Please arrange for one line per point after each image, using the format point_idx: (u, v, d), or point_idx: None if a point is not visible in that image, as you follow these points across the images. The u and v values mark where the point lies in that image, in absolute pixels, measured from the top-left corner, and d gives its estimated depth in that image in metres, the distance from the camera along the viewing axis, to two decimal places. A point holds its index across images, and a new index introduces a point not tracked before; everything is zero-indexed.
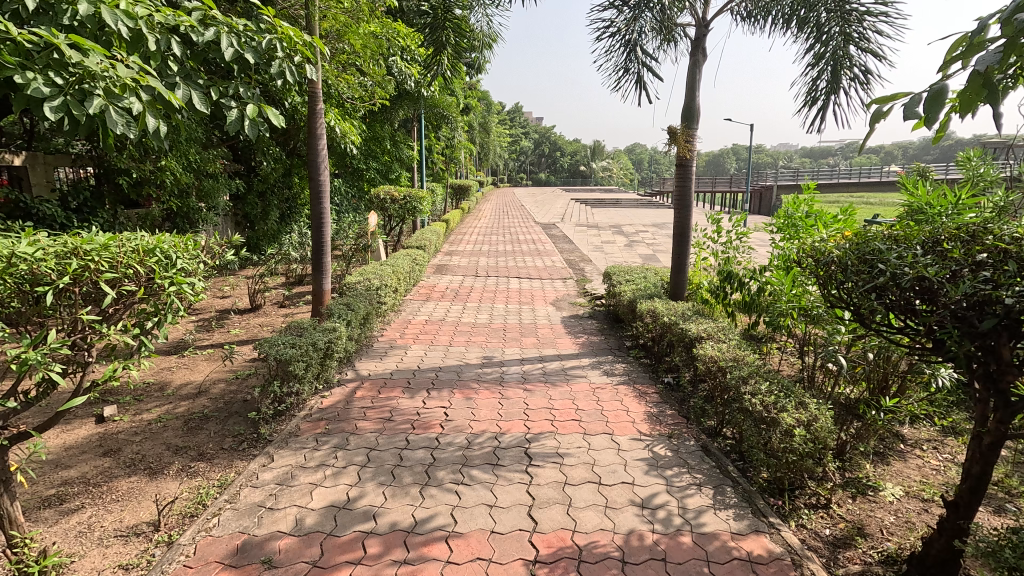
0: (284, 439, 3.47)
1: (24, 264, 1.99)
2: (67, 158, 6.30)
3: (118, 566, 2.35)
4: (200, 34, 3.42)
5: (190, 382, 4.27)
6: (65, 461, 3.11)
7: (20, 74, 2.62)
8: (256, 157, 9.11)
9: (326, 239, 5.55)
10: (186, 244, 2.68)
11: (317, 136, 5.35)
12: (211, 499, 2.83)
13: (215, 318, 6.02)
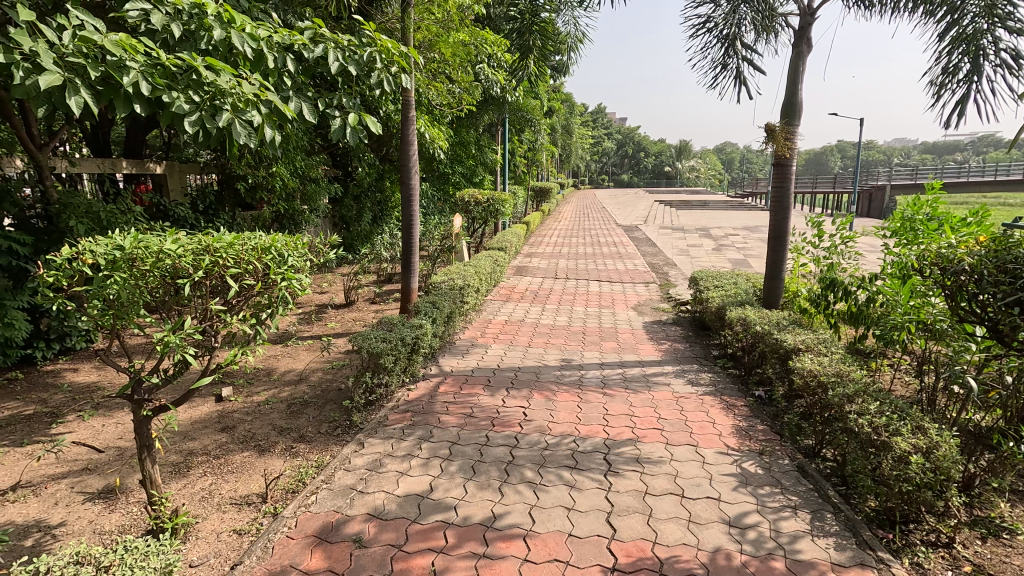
0: (374, 428, 3.69)
1: (169, 259, 2.30)
2: (197, 166, 6.92)
3: (232, 531, 2.63)
4: (311, 51, 3.74)
5: (293, 370, 4.67)
6: (191, 433, 3.52)
7: (167, 94, 2.99)
8: (353, 163, 9.76)
9: (415, 240, 5.82)
10: (296, 243, 2.87)
11: (410, 142, 5.63)
12: (310, 478, 3.07)
13: (315, 312, 6.54)
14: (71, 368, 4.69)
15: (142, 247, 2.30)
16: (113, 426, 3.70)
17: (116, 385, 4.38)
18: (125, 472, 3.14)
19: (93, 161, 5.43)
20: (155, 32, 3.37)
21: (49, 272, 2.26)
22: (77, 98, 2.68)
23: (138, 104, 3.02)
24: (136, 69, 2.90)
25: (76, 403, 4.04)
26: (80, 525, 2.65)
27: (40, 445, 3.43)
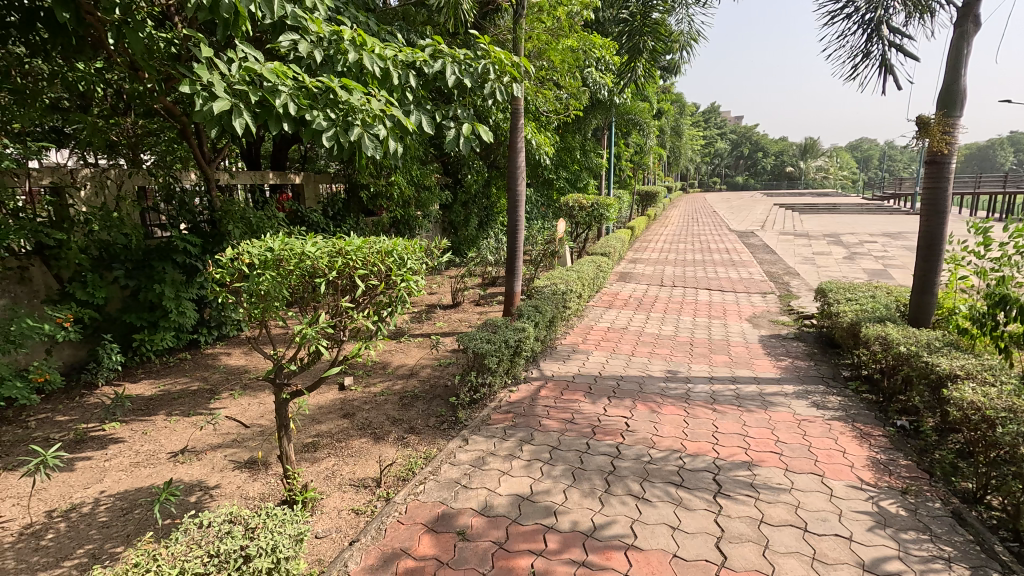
0: (477, 426, 3.82)
1: (308, 260, 2.59)
2: (328, 177, 7.70)
3: (351, 509, 2.87)
4: (431, 67, 4.01)
5: (404, 365, 5.00)
6: (318, 417, 3.91)
7: (309, 113, 3.37)
8: (462, 170, 10.24)
9: (520, 245, 5.96)
10: (415, 247, 3.04)
11: (518, 148, 5.76)
12: (418, 468, 3.26)
13: (425, 312, 6.95)
14: (226, 352, 5.44)
15: (288, 251, 2.63)
16: (257, 405, 4.23)
17: (259, 370, 5.01)
18: (265, 446, 3.58)
19: (248, 174, 6.27)
20: (300, 58, 3.80)
21: (217, 270, 2.65)
22: (241, 120, 3.10)
23: (286, 124, 3.43)
24: (286, 92, 3.29)
25: (228, 382, 4.68)
26: (231, 489, 3.06)
27: (202, 416, 4.02)
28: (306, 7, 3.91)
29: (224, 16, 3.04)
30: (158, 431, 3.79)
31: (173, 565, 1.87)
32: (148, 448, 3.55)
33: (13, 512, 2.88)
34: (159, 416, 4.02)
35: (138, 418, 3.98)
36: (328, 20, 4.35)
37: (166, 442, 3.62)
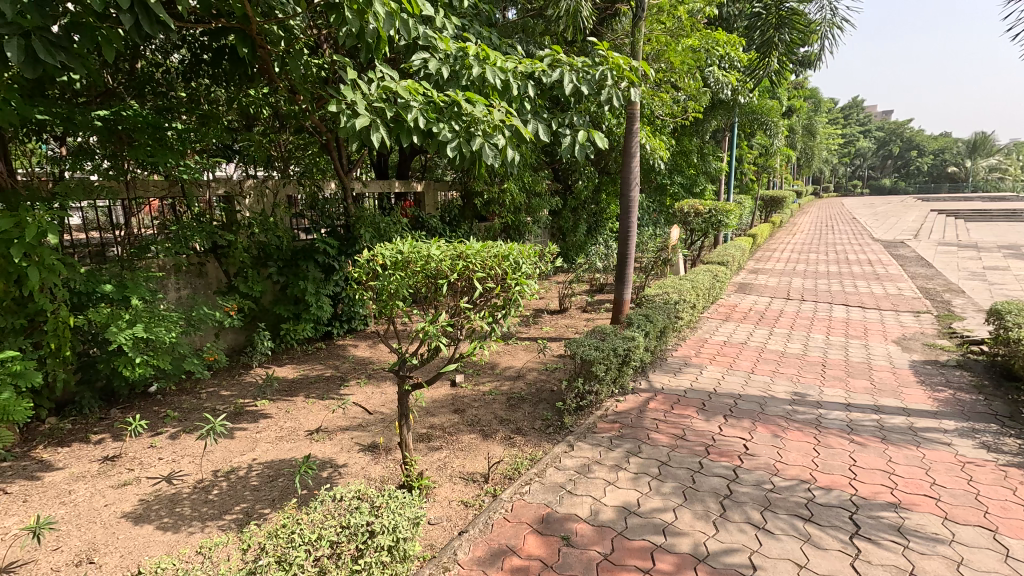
0: (583, 433, 3.80)
1: (433, 262, 2.80)
2: (446, 184, 8.18)
3: (461, 501, 3.00)
4: (549, 76, 4.11)
5: (512, 367, 5.13)
6: (432, 410, 4.16)
7: (436, 125, 3.61)
8: (573, 177, 10.27)
9: (631, 252, 5.83)
10: (529, 251, 3.14)
11: (632, 153, 5.64)
12: (524, 468, 3.32)
13: (533, 316, 7.07)
14: (354, 344, 6.00)
15: (415, 254, 2.85)
16: (379, 395, 4.61)
17: (381, 362, 5.45)
18: (385, 433, 3.88)
19: (378, 183, 6.88)
20: (429, 75, 4.10)
21: (355, 269, 2.97)
22: (378, 134, 3.42)
23: (415, 136, 3.71)
24: (416, 107, 3.56)
25: (356, 372, 5.16)
26: (356, 469, 3.37)
27: (333, 401, 4.48)
28: (436, 28, 4.21)
29: (368, 41, 3.38)
30: (299, 410, 4.29)
31: (313, 530, 2.10)
32: (290, 425, 4.03)
33: (190, 468, 3.43)
34: (299, 398, 4.55)
35: (283, 398, 4.53)
36: (455, 37, 4.63)
37: (304, 421, 4.09)
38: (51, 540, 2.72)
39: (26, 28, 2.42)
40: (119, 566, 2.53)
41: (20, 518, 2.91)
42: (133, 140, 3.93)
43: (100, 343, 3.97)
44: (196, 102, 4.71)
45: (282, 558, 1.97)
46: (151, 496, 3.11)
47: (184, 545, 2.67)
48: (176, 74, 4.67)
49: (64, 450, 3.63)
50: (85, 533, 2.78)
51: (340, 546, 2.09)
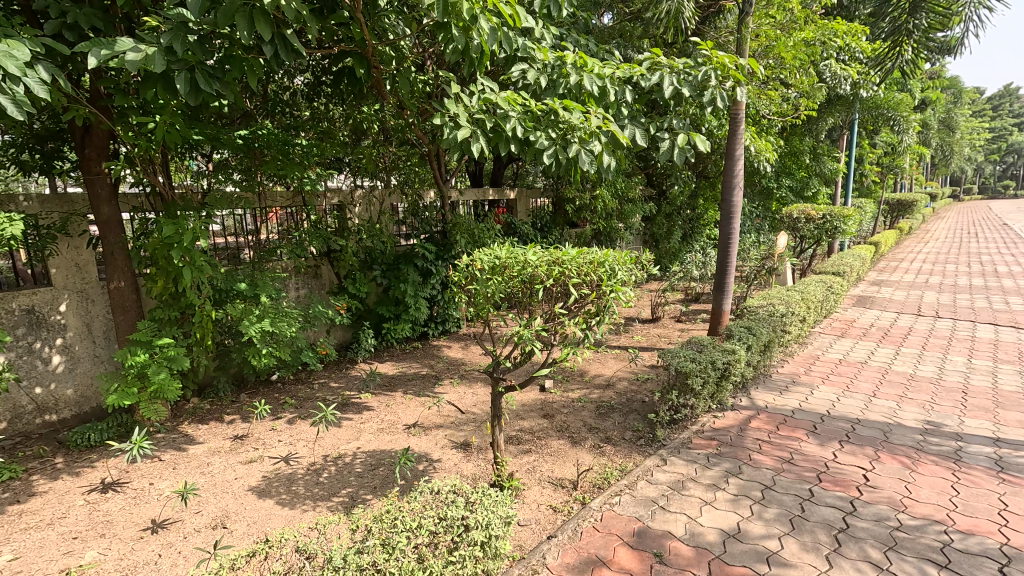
0: (677, 448, 3.66)
1: (529, 268, 2.89)
2: (539, 191, 8.28)
3: (550, 505, 3.02)
4: (648, 79, 4.04)
5: (602, 375, 5.06)
6: (522, 413, 4.22)
7: (533, 134, 3.69)
8: (669, 182, 9.93)
9: (732, 260, 5.52)
10: (625, 258, 3.10)
11: (736, 156, 5.34)
12: (614, 479, 3.26)
13: (624, 324, 6.94)
14: (447, 345, 6.27)
15: (512, 260, 2.96)
16: (471, 395, 4.77)
17: (473, 364, 5.64)
18: (477, 432, 4.01)
19: (474, 191, 7.15)
20: (527, 85, 4.20)
21: (455, 273, 3.19)
22: (478, 144, 3.57)
23: (512, 144, 3.82)
24: (515, 116, 3.67)
25: (449, 371, 5.39)
26: (449, 465, 3.51)
27: (429, 398, 4.71)
28: (535, 39, 4.31)
29: (472, 56, 3.55)
30: (397, 405, 4.57)
31: (413, 518, 2.23)
32: (390, 418, 4.30)
33: (304, 451, 3.79)
34: (398, 393, 4.84)
35: (383, 392, 4.85)
36: (552, 47, 4.71)
37: (403, 415, 4.34)
38: (194, 504, 3.13)
39: (191, 63, 2.85)
40: (247, 532, 2.85)
41: (170, 483, 3.38)
42: (266, 156, 4.44)
43: (234, 334, 4.51)
44: (317, 121, 5.22)
45: (386, 541, 2.11)
46: (273, 473, 3.47)
47: (299, 520, 2.95)
48: (301, 96, 5.20)
49: (204, 427, 4.17)
50: (220, 501, 3.17)
51: (438, 536, 2.20)
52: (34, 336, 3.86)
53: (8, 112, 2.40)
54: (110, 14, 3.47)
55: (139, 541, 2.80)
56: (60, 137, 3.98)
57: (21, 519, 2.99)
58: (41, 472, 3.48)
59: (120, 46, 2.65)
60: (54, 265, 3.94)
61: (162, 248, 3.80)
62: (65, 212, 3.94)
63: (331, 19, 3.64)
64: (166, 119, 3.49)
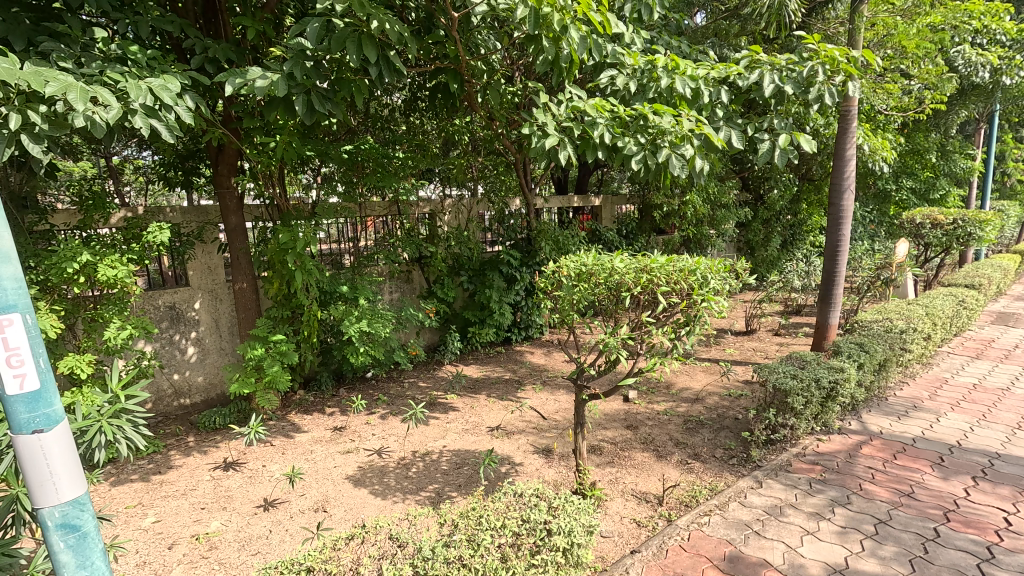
0: (774, 470, 3.41)
1: (616, 275, 2.86)
2: (625, 198, 8.11)
3: (634, 519, 2.94)
4: (746, 78, 3.85)
5: (690, 388, 4.84)
6: (605, 423, 4.15)
7: (622, 140, 3.65)
8: (766, 185, 9.30)
9: (841, 269, 5.06)
10: (719, 266, 2.97)
11: (846, 156, 4.90)
12: (703, 497, 3.11)
13: (715, 335, 6.60)
14: (530, 351, 6.33)
15: (599, 267, 2.96)
16: (553, 402, 4.78)
17: (555, 370, 5.64)
18: (559, 439, 4.01)
19: (559, 199, 7.18)
20: (616, 91, 4.17)
21: (541, 279, 3.24)
22: (566, 152, 3.60)
23: (600, 151, 3.81)
24: (603, 123, 3.66)
25: (531, 377, 5.43)
26: (532, 469, 3.54)
27: (511, 402, 4.78)
28: (625, 45, 4.27)
29: (561, 66, 3.60)
30: (481, 407, 4.69)
31: (497, 518, 2.29)
32: (474, 419, 4.42)
33: (395, 445, 4.01)
34: (482, 395, 4.97)
35: (468, 394, 5.00)
36: (643, 51, 4.63)
37: (487, 418, 4.45)
38: (300, 487, 3.43)
39: (307, 87, 3.17)
40: (344, 517, 3.07)
41: (279, 466, 3.73)
42: (367, 169, 4.78)
43: (335, 333, 4.89)
44: (412, 134, 5.53)
45: (472, 537, 2.19)
46: (367, 465, 3.71)
47: (391, 511, 3.12)
48: (399, 111, 5.55)
49: (308, 417, 4.55)
50: (321, 486, 3.44)
51: (521, 538, 2.23)
52: (174, 330, 4.45)
53: (165, 137, 2.82)
54: (242, 47, 3.94)
55: (254, 516, 3.13)
56: (199, 156, 4.56)
57: (162, 488, 3.45)
58: (177, 448, 3.99)
59: (251, 75, 3.01)
60: (191, 268, 4.52)
61: (279, 254, 4.22)
62: (201, 221, 4.51)
63: (428, 38, 3.87)
64: (285, 138, 3.88)
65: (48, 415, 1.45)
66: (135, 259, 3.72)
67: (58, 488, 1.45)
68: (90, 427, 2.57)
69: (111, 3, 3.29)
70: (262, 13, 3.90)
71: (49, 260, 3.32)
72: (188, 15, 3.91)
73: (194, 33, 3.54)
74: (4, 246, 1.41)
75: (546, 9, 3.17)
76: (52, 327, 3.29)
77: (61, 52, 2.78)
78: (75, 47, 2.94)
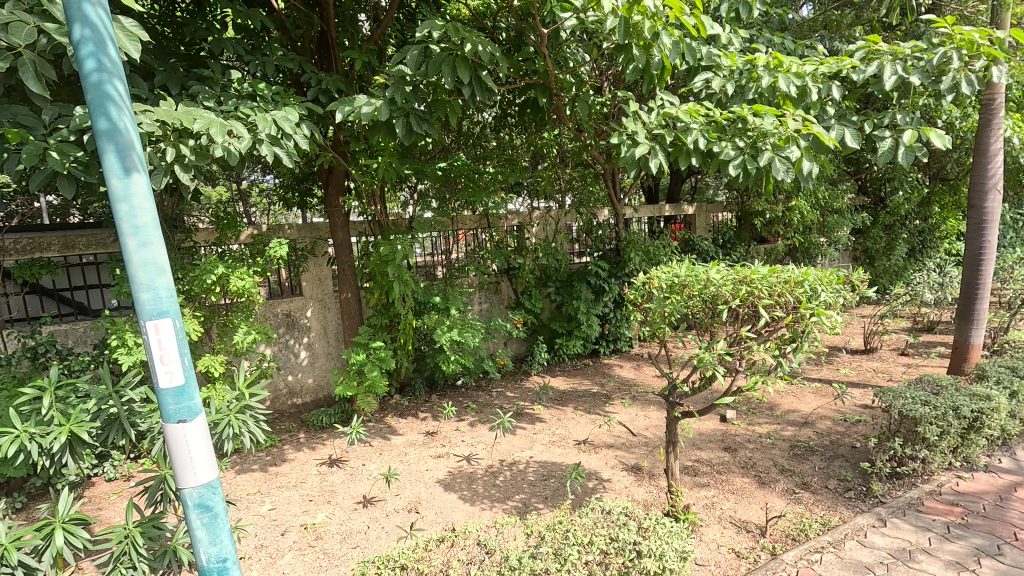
0: (900, 508, 3.02)
1: (712, 286, 2.73)
2: (721, 206, 7.67)
3: (732, 548, 2.74)
4: (862, 71, 3.51)
5: (798, 411, 4.43)
6: (699, 443, 3.93)
7: (718, 144, 3.48)
8: (889, 187, 8.35)
9: (987, 281, 4.38)
10: (830, 277, 2.74)
11: (990, 149, 4.27)
12: (814, 532, 2.82)
13: (827, 353, 6.02)
14: (619, 364, 6.18)
15: (693, 278, 2.83)
16: (642, 418, 4.61)
17: (645, 385, 5.44)
18: (650, 457, 3.86)
19: (649, 208, 6.96)
20: (711, 94, 4.00)
21: (630, 291, 3.15)
22: (657, 160, 3.50)
23: (694, 157, 3.67)
24: (696, 128, 3.52)
25: (620, 392, 5.28)
26: (620, 487, 3.44)
27: (599, 416, 4.68)
28: (721, 45, 4.08)
29: (652, 73, 3.53)
30: (568, 419, 4.65)
31: (584, 534, 2.25)
32: (561, 432, 4.40)
33: (483, 453, 4.09)
34: (569, 408, 4.93)
35: (555, 406, 4.97)
36: (741, 51, 4.40)
37: (574, 430, 4.41)
38: (395, 487, 3.61)
39: (407, 110, 3.40)
40: (435, 520, 3.18)
41: (377, 466, 3.96)
42: (459, 184, 4.98)
43: (429, 342, 5.12)
44: (502, 149, 5.69)
45: (558, 551, 2.18)
46: (457, 470, 3.83)
47: (479, 517, 3.19)
48: (489, 128, 5.74)
49: (403, 421, 4.79)
50: (414, 488, 3.60)
51: (609, 557, 2.17)
52: (290, 335, 4.92)
53: (285, 163, 3.15)
54: (350, 77, 4.31)
55: (355, 511, 3.34)
56: (312, 178, 5.05)
57: (277, 479, 3.81)
58: (290, 443, 4.40)
59: (358, 103, 3.28)
60: (304, 279, 4.98)
61: (380, 266, 4.53)
62: (313, 237, 4.95)
63: (519, 56, 3.98)
64: (386, 159, 4.17)
65: (190, 407, 1.67)
66: (259, 271, 4.19)
67: (196, 471, 1.67)
68: (221, 420, 2.91)
69: (244, 48, 3.75)
70: (368, 45, 4.25)
71: (193, 273, 3.84)
72: (306, 52, 4.37)
73: (311, 68, 3.93)
74: (160, 260, 1.66)
75: (636, 17, 3.15)
76: (194, 330, 3.78)
77: (205, 93, 3.22)
78: (217, 88, 3.38)
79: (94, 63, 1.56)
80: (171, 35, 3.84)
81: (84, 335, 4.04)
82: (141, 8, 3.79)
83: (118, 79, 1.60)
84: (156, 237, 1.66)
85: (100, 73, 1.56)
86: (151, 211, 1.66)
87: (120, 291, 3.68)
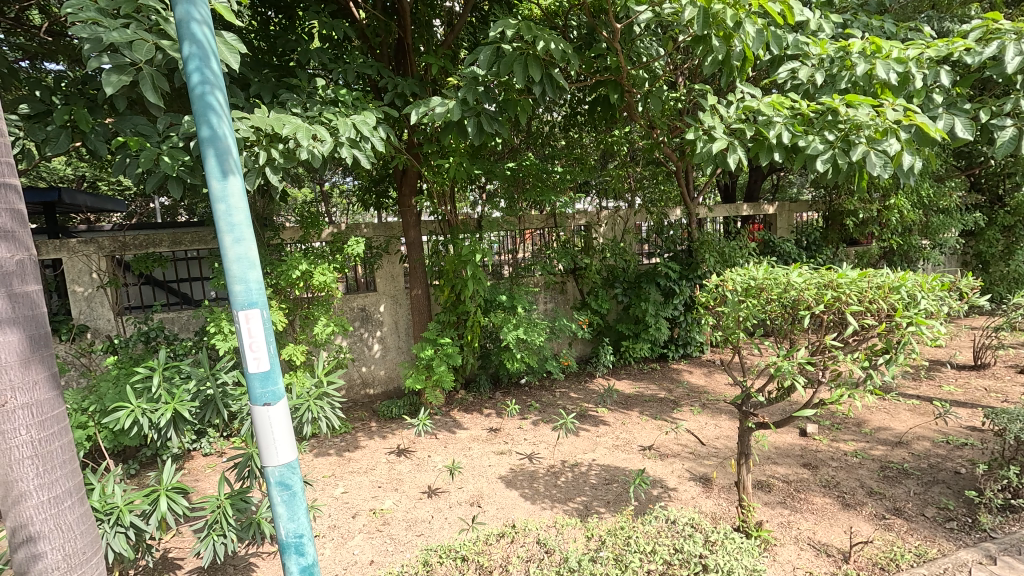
0: (1014, 546, 2.67)
1: (794, 290, 2.56)
2: (806, 205, 7.16)
3: (810, 572, 2.56)
4: (978, 54, 3.14)
5: (891, 430, 4.04)
6: (774, 457, 3.69)
7: (804, 138, 3.24)
8: (1009, 184, 7.42)
9: None
10: (933, 283, 2.50)
11: None
12: (907, 563, 2.56)
13: (927, 368, 5.45)
14: (688, 369, 5.95)
15: (772, 281, 2.66)
16: (713, 427, 4.41)
17: (717, 393, 5.20)
18: (720, 469, 3.68)
19: (725, 207, 6.64)
20: (798, 85, 3.74)
21: (702, 293, 3.00)
22: (735, 156, 3.32)
23: (777, 152, 3.44)
24: (780, 121, 3.30)
25: (690, 398, 5.09)
26: (686, 497, 3.32)
27: (666, 422, 4.54)
28: (811, 32, 3.80)
29: (732, 65, 3.35)
30: (633, 424, 4.53)
31: (646, 542, 2.20)
32: (625, 436, 4.30)
33: (545, 453, 4.09)
34: (634, 413, 4.80)
35: (620, 409, 4.87)
36: (832, 38, 4.08)
37: (639, 436, 4.29)
38: (458, 480, 3.70)
39: (478, 110, 3.46)
40: (496, 515, 3.23)
41: (442, 458, 4.08)
42: (527, 183, 4.99)
43: (494, 339, 5.20)
44: (571, 148, 5.65)
45: (619, 557, 2.14)
46: (518, 468, 3.85)
47: (540, 516, 3.19)
48: (559, 127, 5.73)
49: (468, 416, 4.89)
50: (477, 482, 3.67)
51: (672, 568, 2.10)
52: (364, 328, 5.18)
53: (362, 164, 3.31)
54: (424, 80, 4.46)
55: (419, 500, 3.46)
56: (388, 179, 5.27)
57: (350, 464, 4.03)
58: (362, 431, 4.64)
59: (432, 104, 3.38)
60: (378, 276, 5.22)
61: (451, 264, 4.68)
62: (387, 235, 5.16)
63: (590, 53, 3.93)
64: (457, 159, 4.27)
65: (274, 392, 1.80)
66: (338, 267, 4.44)
67: (278, 451, 1.80)
68: (301, 405, 3.12)
69: (328, 56, 3.98)
70: (442, 50, 4.37)
71: (280, 268, 4.13)
72: (384, 59, 4.56)
73: (388, 74, 4.09)
74: (251, 256, 1.80)
75: (715, 7, 3.01)
76: (280, 320, 4.08)
77: (294, 100, 3.45)
78: (303, 95, 3.61)
79: (199, 76, 1.71)
80: (266, 48, 4.17)
81: (187, 322, 4.47)
82: (241, 25, 4.15)
83: (218, 89, 1.75)
84: (248, 234, 1.81)
85: (204, 85, 1.71)
86: (245, 210, 1.81)
87: (219, 283, 4.04)
